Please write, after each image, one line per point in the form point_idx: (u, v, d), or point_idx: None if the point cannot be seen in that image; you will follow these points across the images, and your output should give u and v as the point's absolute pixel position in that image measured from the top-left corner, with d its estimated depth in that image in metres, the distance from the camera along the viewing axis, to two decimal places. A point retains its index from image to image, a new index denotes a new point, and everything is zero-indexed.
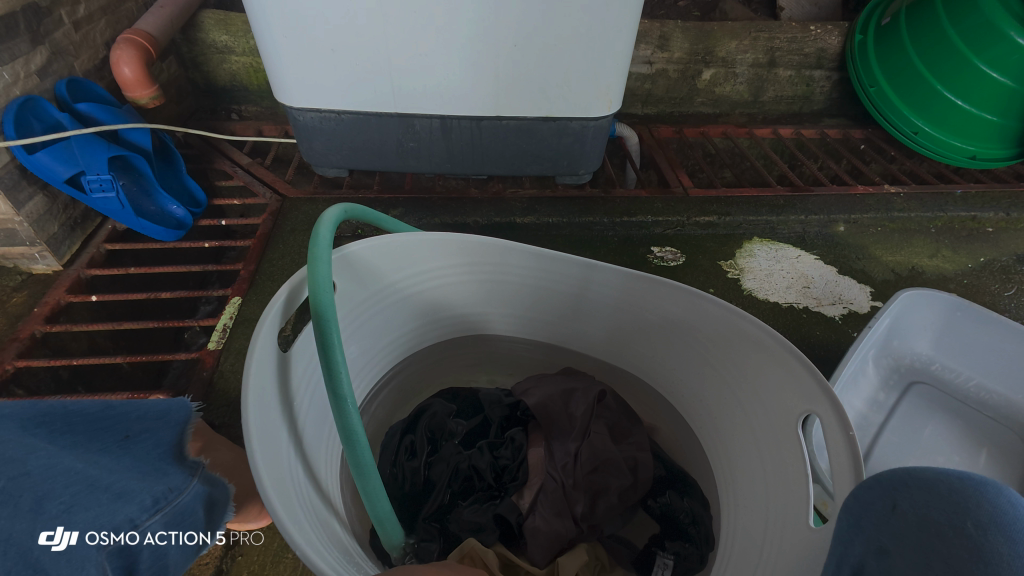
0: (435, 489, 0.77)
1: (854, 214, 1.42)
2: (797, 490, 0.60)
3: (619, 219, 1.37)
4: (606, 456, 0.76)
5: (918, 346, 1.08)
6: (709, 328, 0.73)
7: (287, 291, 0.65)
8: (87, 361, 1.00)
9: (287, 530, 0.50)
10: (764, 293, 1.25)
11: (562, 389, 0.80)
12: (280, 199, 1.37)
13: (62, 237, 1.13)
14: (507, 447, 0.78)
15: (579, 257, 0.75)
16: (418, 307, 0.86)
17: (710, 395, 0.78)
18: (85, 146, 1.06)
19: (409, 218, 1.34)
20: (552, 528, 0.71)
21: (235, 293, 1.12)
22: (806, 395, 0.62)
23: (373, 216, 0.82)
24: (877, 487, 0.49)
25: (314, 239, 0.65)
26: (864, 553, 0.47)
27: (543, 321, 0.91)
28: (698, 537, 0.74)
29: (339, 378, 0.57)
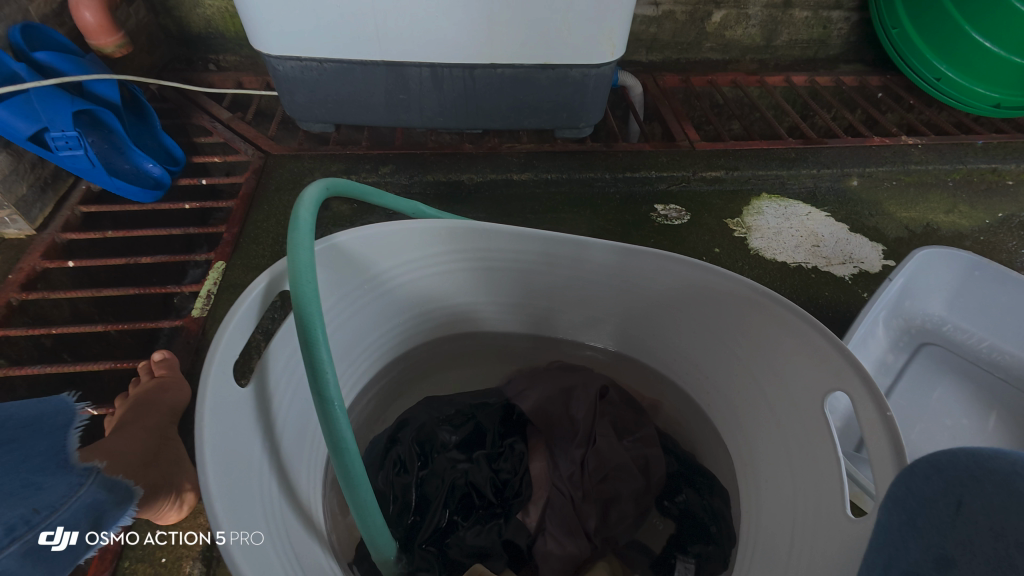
0: (430, 509, 0.66)
1: (869, 167, 1.34)
2: (829, 475, 0.56)
3: (622, 175, 1.30)
4: (617, 461, 0.70)
5: (930, 307, 1.04)
6: (724, 311, 0.68)
7: (266, 280, 0.60)
8: (67, 330, 0.95)
9: (234, 561, 0.45)
10: (771, 253, 1.20)
11: (559, 388, 0.75)
12: (264, 156, 1.29)
13: (32, 199, 1.07)
14: (507, 458, 0.70)
15: (565, 235, 0.68)
16: (410, 303, 0.79)
17: (724, 380, 0.73)
18: (46, 99, 0.98)
19: (399, 176, 1.27)
20: (566, 551, 0.65)
21: (218, 257, 1.08)
22: (830, 369, 0.57)
23: (357, 191, 0.77)
24: (938, 479, 0.43)
25: (293, 221, 0.62)
26: (921, 563, 0.42)
27: (546, 311, 0.84)
28: (721, 535, 0.70)
29: (324, 380, 0.53)
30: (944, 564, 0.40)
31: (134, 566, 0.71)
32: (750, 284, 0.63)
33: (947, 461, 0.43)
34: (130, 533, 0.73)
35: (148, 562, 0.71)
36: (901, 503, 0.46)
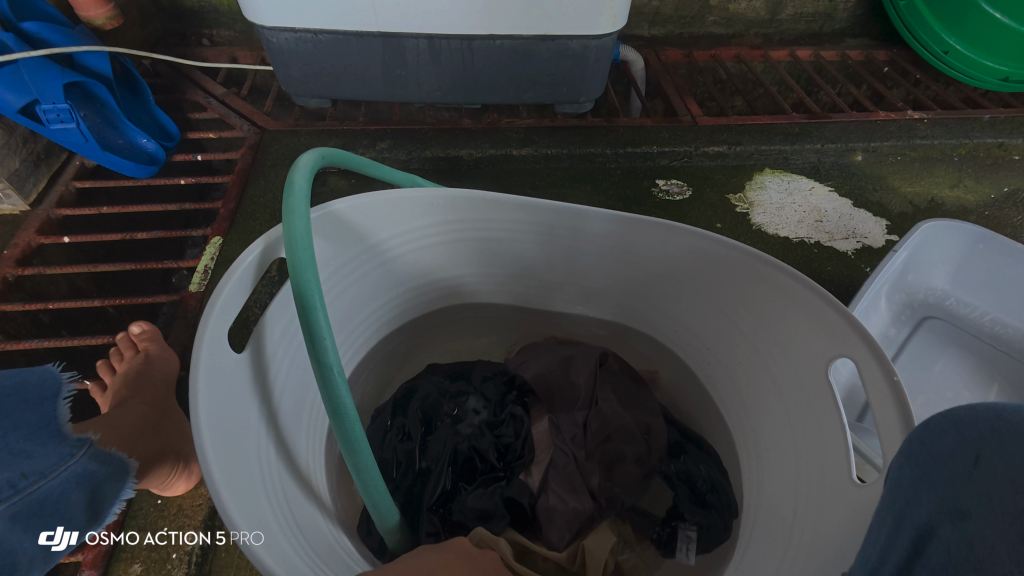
0: (433, 473, 0.67)
1: (874, 141, 1.32)
2: (835, 443, 0.55)
3: (623, 150, 1.28)
4: (618, 423, 0.70)
5: (933, 281, 1.03)
6: (724, 281, 0.67)
7: (261, 247, 0.59)
8: (64, 304, 0.94)
9: (234, 524, 0.45)
10: (774, 228, 1.19)
11: (560, 358, 0.76)
12: (260, 132, 1.27)
13: (25, 174, 1.06)
14: (508, 424, 0.72)
15: (565, 204, 0.67)
16: (405, 276, 0.78)
17: (723, 354, 0.72)
18: (36, 70, 0.96)
19: (397, 151, 1.25)
20: (568, 506, 0.63)
21: (215, 233, 1.06)
22: (833, 336, 0.56)
23: (353, 162, 0.76)
24: (955, 433, 0.42)
25: (288, 187, 0.61)
26: (936, 515, 0.41)
27: (542, 286, 0.83)
28: (721, 505, 0.67)
29: (322, 346, 0.53)
30: (961, 514, 0.39)
31: (136, 536, 0.71)
32: (752, 251, 0.61)
33: (966, 416, 0.42)
34: (130, 533, 0.71)
35: (150, 530, 0.71)
36: (917, 458, 0.45)
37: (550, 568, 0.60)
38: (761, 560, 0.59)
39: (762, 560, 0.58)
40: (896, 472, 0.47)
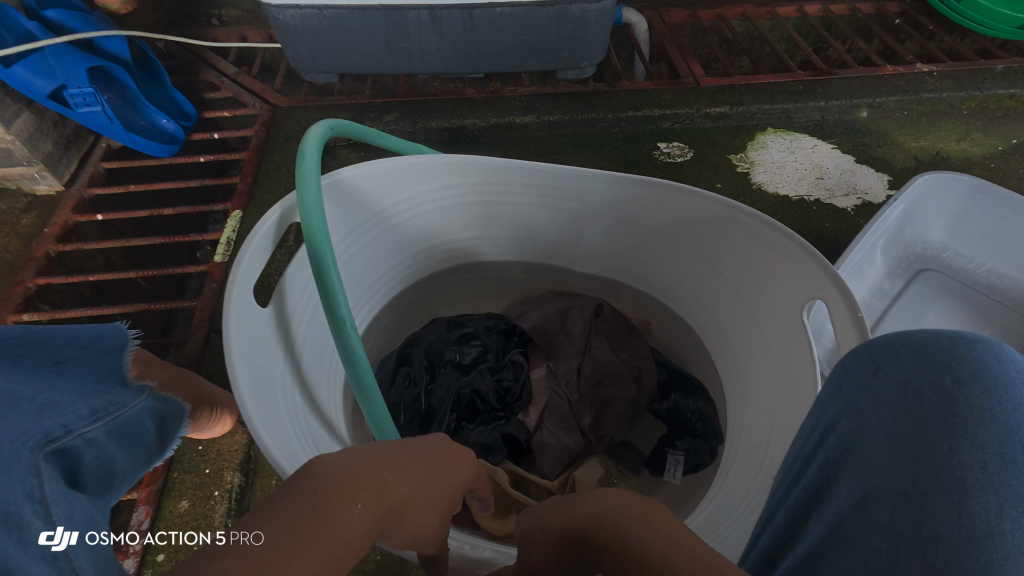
0: (438, 414, 0.73)
1: (880, 97, 1.30)
2: (805, 379, 0.58)
3: (625, 114, 1.29)
4: (610, 368, 0.74)
5: (931, 234, 1.05)
6: (713, 233, 0.70)
7: (279, 212, 0.65)
8: (101, 277, 1.02)
9: (264, 445, 0.51)
10: (774, 187, 1.20)
11: (557, 309, 0.79)
12: (271, 109, 1.32)
13: (58, 156, 1.13)
14: (508, 369, 0.76)
15: (560, 166, 0.70)
16: (412, 241, 0.83)
17: (715, 307, 0.76)
18: (61, 56, 1.01)
19: (404, 123, 1.29)
20: (561, 443, 0.70)
21: (235, 207, 1.13)
22: (810, 281, 0.60)
23: (361, 133, 0.80)
24: (865, 354, 0.47)
25: (300, 156, 0.66)
26: (841, 413, 0.45)
27: (543, 248, 0.88)
28: (707, 431, 0.73)
29: (336, 300, 0.59)
30: (857, 409, 0.44)
31: (181, 476, 0.80)
32: (735, 202, 0.65)
33: (876, 341, 0.47)
34: (131, 533, 0.74)
35: (194, 472, 0.80)
36: (837, 376, 0.49)
37: (542, 494, 0.68)
38: (734, 481, 0.63)
39: (739, 480, 0.62)
40: (825, 388, 0.50)
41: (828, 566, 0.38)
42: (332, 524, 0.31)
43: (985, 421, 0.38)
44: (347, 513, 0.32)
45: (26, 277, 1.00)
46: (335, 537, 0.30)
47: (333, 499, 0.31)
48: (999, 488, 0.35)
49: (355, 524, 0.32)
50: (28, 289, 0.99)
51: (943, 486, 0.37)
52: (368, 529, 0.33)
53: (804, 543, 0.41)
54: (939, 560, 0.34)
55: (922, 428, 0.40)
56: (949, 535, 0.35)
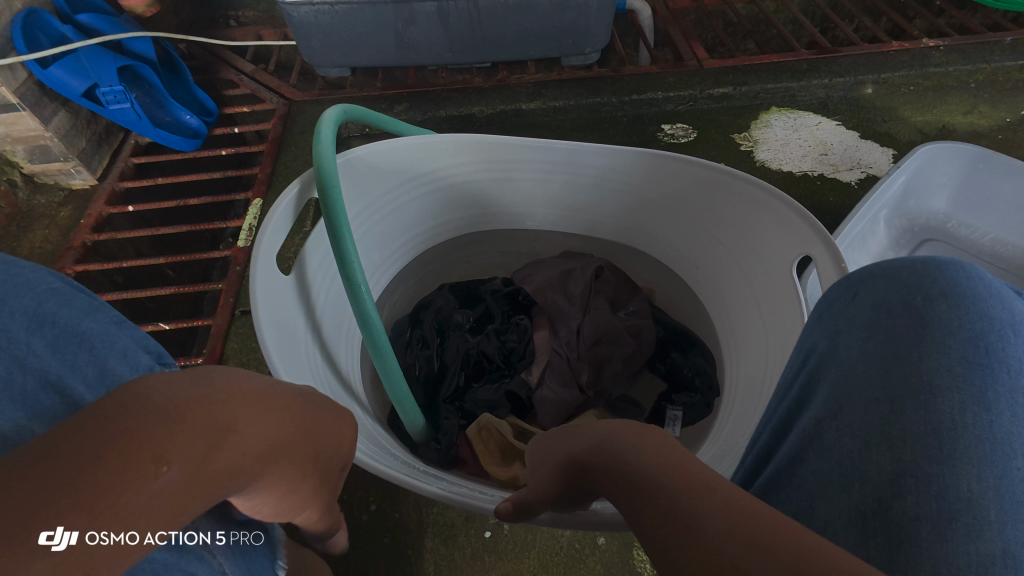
0: (448, 373, 0.77)
1: (884, 72, 1.30)
2: (792, 328, 0.61)
3: (629, 97, 1.32)
4: (609, 328, 0.77)
5: (934, 204, 1.05)
6: (708, 200, 0.73)
7: (297, 186, 0.70)
8: (133, 263, 1.08)
9: None
10: (777, 163, 1.22)
11: (559, 272, 0.81)
12: (287, 103, 1.38)
13: (91, 152, 1.20)
14: (513, 331, 0.79)
15: (560, 142, 0.74)
16: (424, 217, 0.88)
17: (711, 271, 0.78)
18: (93, 57, 1.09)
19: (414, 113, 1.33)
20: (559, 397, 0.73)
21: (256, 195, 1.19)
22: (797, 237, 0.62)
23: (374, 119, 0.85)
24: (843, 285, 0.52)
25: (317, 136, 0.70)
26: (820, 340, 0.50)
27: (548, 222, 0.91)
28: (703, 386, 0.75)
29: (352, 267, 0.63)
30: (835, 333, 0.48)
31: None
32: (727, 167, 0.67)
33: (855, 274, 0.51)
34: None
35: None
36: (820, 307, 0.54)
37: None
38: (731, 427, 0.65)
39: (734, 427, 0.64)
40: (810, 323, 0.55)
41: (805, 467, 0.43)
42: (146, 481, 0.28)
43: (954, 326, 0.41)
44: (170, 465, 0.29)
45: (66, 264, 1.07)
46: (132, 498, 0.27)
47: (136, 458, 0.28)
48: (964, 387, 0.38)
49: (162, 487, 0.29)
50: (68, 275, 1.06)
51: (912, 387, 0.40)
52: (184, 485, 0.30)
53: (784, 449, 0.46)
54: (905, 452, 0.37)
55: (890, 339, 0.43)
56: (914, 427, 0.38)
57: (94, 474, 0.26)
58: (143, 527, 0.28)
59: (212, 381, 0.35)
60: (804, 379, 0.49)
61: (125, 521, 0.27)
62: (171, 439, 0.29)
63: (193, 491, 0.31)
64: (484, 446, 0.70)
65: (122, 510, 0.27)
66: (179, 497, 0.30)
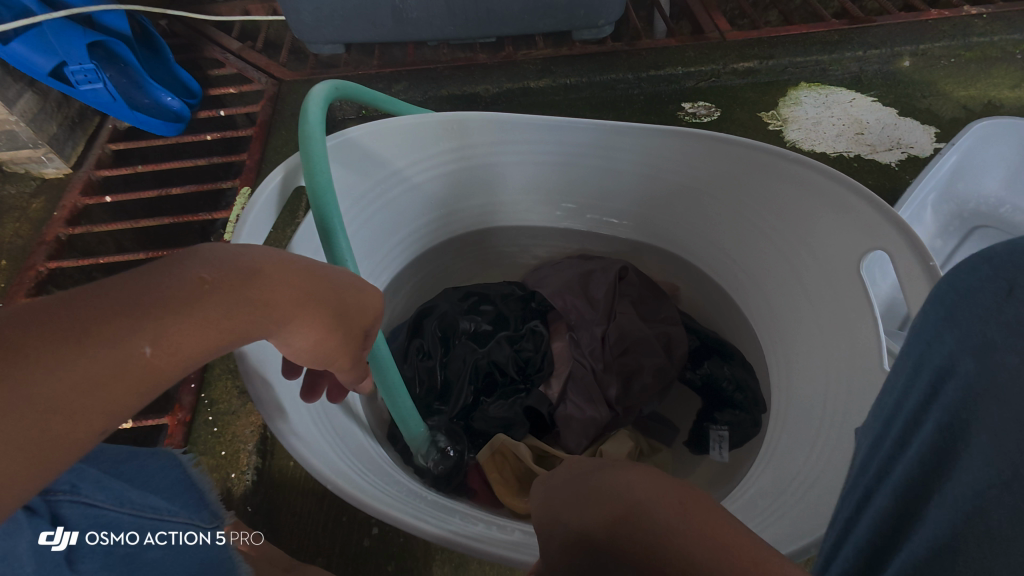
0: (455, 387, 0.69)
1: (924, 43, 1.20)
2: (866, 338, 0.52)
3: (646, 74, 1.21)
4: (637, 335, 0.69)
5: (986, 188, 0.96)
6: (750, 186, 0.64)
7: (281, 175, 0.61)
8: (111, 259, 0.99)
9: (282, 435, 0.48)
10: (809, 144, 1.12)
11: (579, 273, 0.74)
12: (277, 83, 1.28)
13: (64, 138, 1.11)
14: (528, 339, 0.71)
15: (578, 120, 0.65)
16: (425, 212, 0.78)
17: (753, 269, 0.69)
18: (60, 31, 0.98)
19: (414, 92, 1.24)
20: (585, 415, 0.65)
21: (244, 183, 1.10)
22: (864, 227, 0.53)
23: (369, 97, 0.76)
24: (989, 267, 0.37)
25: (303, 115, 0.61)
26: (961, 351, 0.37)
27: (564, 215, 0.81)
28: (746, 402, 0.66)
29: (346, 270, 0.57)
30: (994, 349, 0.35)
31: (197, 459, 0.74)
32: (774, 147, 0.59)
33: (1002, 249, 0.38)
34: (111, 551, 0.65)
35: (209, 455, 0.75)
36: (935, 301, 0.41)
37: None
38: (787, 451, 0.56)
39: (789, 454, 0.56)
40: (911, 336, 0.43)
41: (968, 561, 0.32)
42: (146, 313, 0.37)
43: None
44: (172, 302, 0.38)
45: (38, 261, 0.99)
46: (181, 303, 0.38)
47: (181, 279, 0.39)
48: None
49: (203, 301, 0.39)
50: (40, 273, 0.98)
51: None
52: (222, 306, 0.40)
53: (924, 532, 0.35)
54: None
55: None
56: None
57: (105, 306, 0.36)
58: (181, 328, 0.38)
59: (238, 250, 0.43)
60: (944, 424, 0.36)
61: (139, 335, 0.36)
62: (189, 277, 0.39)
63: (203, 328, 0.39)
64: (501, 473, 0.64)
65: (124, 333, 0.36)
66: (183, 330, 0.38)
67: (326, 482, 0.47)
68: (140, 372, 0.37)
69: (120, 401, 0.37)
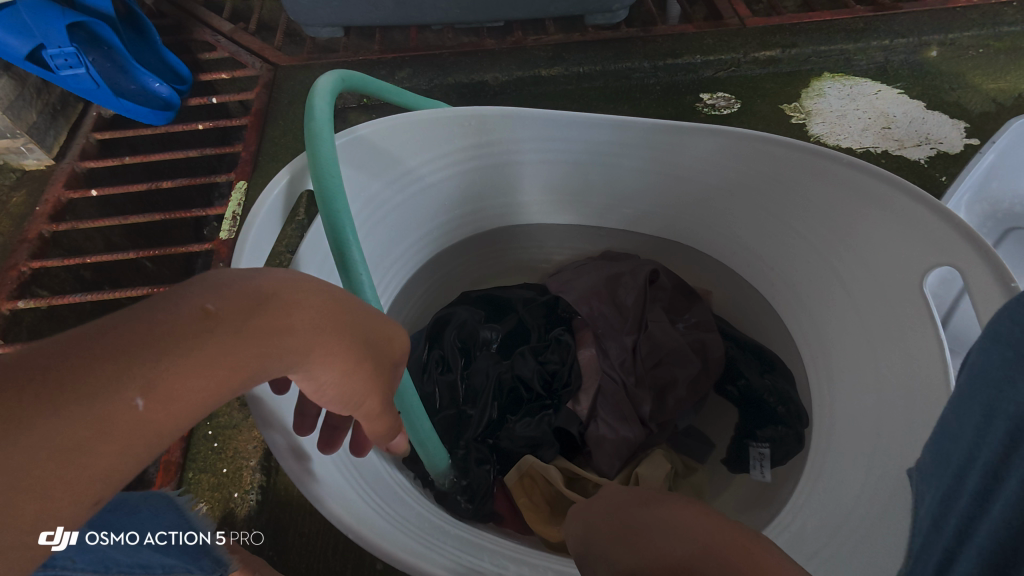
0: (477, 403, 0.64)
1: (952, 32, 1.15)
2: (930, 363, 0.47)
3: (663, 62, 1.15)
4: (670, 345, 0.64)
5: (1022, 186, 0.92)
6: (795, 190, 0.59)
7: (287, 176, 0.55)
8: (99, 257, 0.93)
9: (295, 474, 0.44)
10: (835, 139, 1.07)
11: (606, 277, 0.68)
12: (272, 68, 1.20)
13: (44, 127, 1.04)
14: (554, 349, 0.66)
15: (606, 116, 0.60)
16: (439, 213, 0.72)
17: (794, 278, 0.64)
18: (35, 10, 0.91)
19: (418, 80, 1.17)
20: (619, 435, 0.61)
21: (239, 177, 1.03)
22: (928, 239, 0.49)
23: (377, 88, 0.70)
24: None
25: (309, 111, 0.56)
26: None
27: (587, 217, 0.76)
28: (789, 415, 0.62)
29: (360, 283, 0.51)
30: None
31: (198, 477, 0.71)
32: (824, 149, 0.54)
33: None
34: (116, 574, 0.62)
35: (210, 472, 0.71)
36: (993, 337, 0.35)
37: None
38: (839, 478, 0.53)
39: (843, 483, 0.52)
40: (969, 373, 0.37)
41: None
42: (141, 355, 0.32)
43: None
44: (172, 340, 0.33)
45: (19, 261, 0.92)
46: (184, 337, 0.33)
47: (181, 309, 0.34)
48: None
49: (210, 333, 0.34)
50: (23, 274, 0.92)
51: None
52: (231, 338, 0.35)
53: None
54: None
55: None
56: None
57: (94, 350, 0.31)
58: (184, 367, 0.33)
59: (252, 274, 0.38)
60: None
61: (134, 380, 0.32)
62: (192, 307, 0.34)
63: (207, 367, 0.34)
64: (530, 498, 0.60)
65: (114, 380, 0.31)
66: (184, 373, 0.33)
67: (341, 529, 0.43)
68: (131, 426, 0.32)
69: (110, 460, 0.32)
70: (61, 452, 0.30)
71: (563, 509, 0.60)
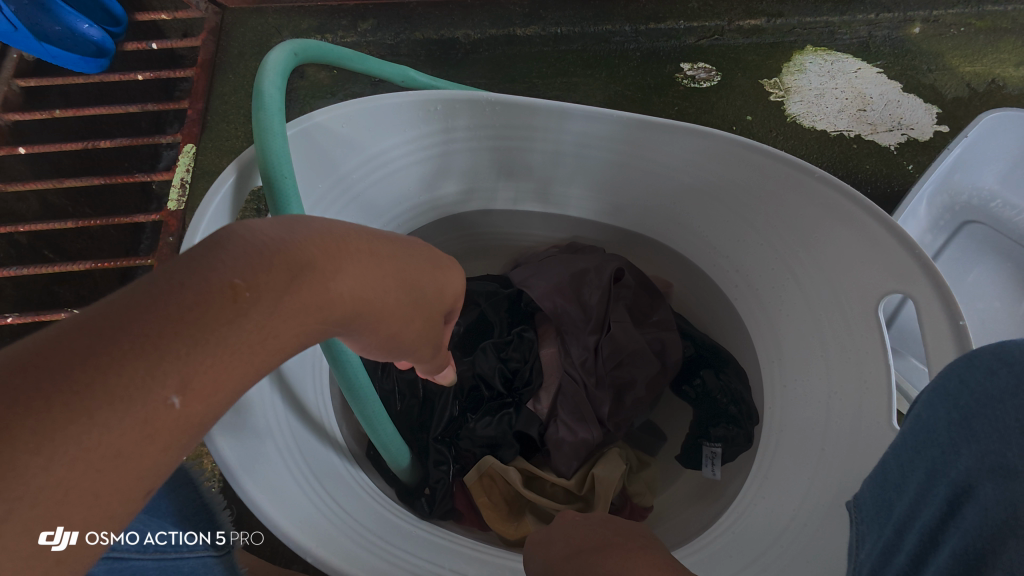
0: (439, 402, 0.66)
1: (935, 9, 1.14)
2: (875, 383, 0.51)
3: (644, 27, 1.10)
4: (632, 348, 0.65)
5: (981, 179, 0.94)
6: (767, 197, 0.58)
7: (234, 174, 0.51)
8: (35, 226, 0.86)
9: (256, 504, 0.43)
10: (810, 120, 1.06)
11: (571, 273, 0.67)
12: (220, 10, 1.09)
13: None
14: (516, 347, 0.67)
15: (580, 107, 0.57)
16: (403, 198, 0.69)
17: (756, 280, 0.65)
18: None
19: (383, 34, 1.08)
20: (577, 437, 0.63)
21: (186, 139, 0.96)
22: (889, 267, 0.51)
23: (334, 56, 0.63)
24: (1009, 375, 0.32)
25: (258, 98, 0.51)
26: (979, 469, 0.31)
27: (555, 205, 0.73)
28: (741, 415, 0.65)
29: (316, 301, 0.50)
30: (1010, 472, 0.30)
31: None
32: (801, 161, 0.53)
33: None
34: None
35: None
36: (941, 394, 0.35)
37: (558, 493, 0.64)
38: (782, 481, 0.57)
39: (784, 487, 0.56)
40: (911, 421, 0.38)
41: None
42: (170, 352, 0.28)
43: None
44: (202, 329, 0.30)
45: None
46: (223, 329, 0.30)
47: (209, 291, 0.30)
48: None
49: (246, 313, 0.31)
50: None
51: None
52: (271, 315, 0.33)
53: None
54: None
55: None
56: None
57: (112, 355, 0.27)
58: (218, 365, 0.30)
59: (280, 235, 0.34)
60: (960, 552, 0.31)
61: (169, 382, 0.28)
62: (219, 286, 0.31)
63: (239, 363, 0.31)
64: (489, 498, 0.62)
65: (148, 377, 0.28)
66: (221, 370, 0.30)
67: (297, 551, 0.43)
68: (169, 424, 0.29)
69: (151, 463, 0.29)
70: (94, 475, 0.27)
71: (519, 506, 0.63)
